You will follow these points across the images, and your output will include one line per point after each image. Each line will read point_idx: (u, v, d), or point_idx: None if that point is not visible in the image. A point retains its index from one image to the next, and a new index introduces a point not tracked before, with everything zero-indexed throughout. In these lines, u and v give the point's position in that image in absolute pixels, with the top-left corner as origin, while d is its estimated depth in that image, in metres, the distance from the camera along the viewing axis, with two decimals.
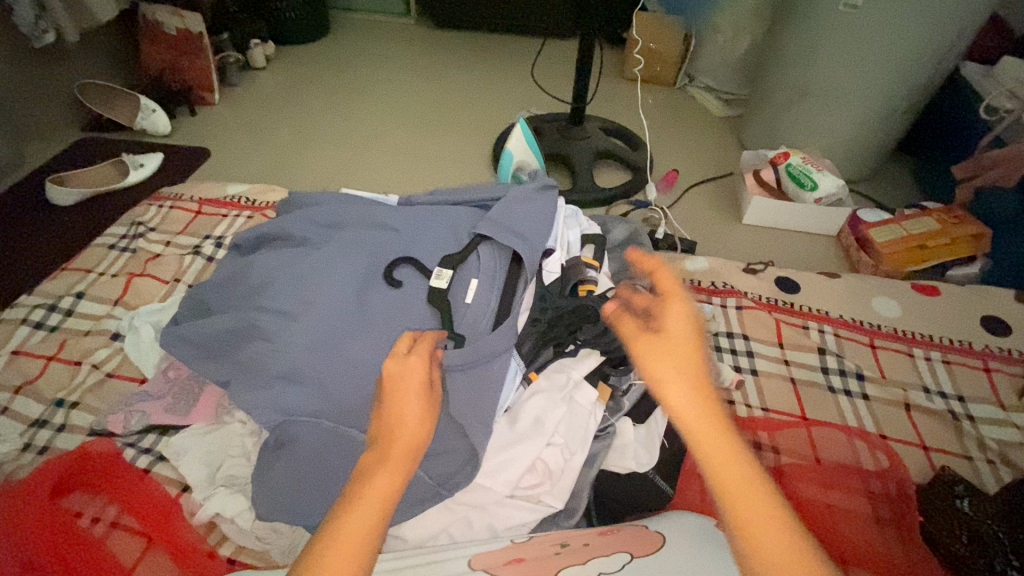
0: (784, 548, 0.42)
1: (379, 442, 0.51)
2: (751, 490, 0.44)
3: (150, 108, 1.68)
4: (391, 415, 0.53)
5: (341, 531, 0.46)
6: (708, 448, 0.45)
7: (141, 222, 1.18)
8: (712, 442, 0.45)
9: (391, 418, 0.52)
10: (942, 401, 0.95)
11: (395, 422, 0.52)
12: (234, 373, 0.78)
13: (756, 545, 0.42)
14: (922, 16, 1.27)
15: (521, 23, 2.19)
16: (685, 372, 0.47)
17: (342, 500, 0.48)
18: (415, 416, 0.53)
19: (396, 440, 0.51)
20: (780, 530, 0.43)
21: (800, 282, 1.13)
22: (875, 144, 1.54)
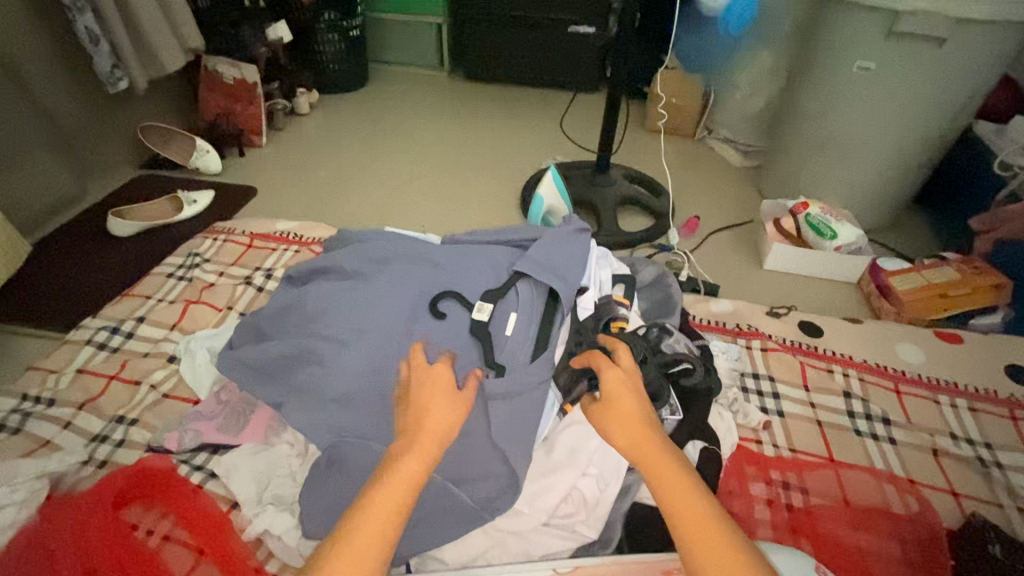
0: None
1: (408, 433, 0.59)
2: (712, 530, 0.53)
3: (205, 149, 1.82)
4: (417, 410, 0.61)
5: (367, 509, 0.52)
6: (672, 499, 0.56)
7: (196, 253, 1.27)
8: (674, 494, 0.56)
9: (418, 413, 0.61)
10: (970, 448, 0.96)
11: (422, 416, 0.60)
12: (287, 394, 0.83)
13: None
14: (933, 78, 1.35)
15: (547, 77, 2.33)
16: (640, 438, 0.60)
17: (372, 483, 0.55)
18: (441, 417, 0.61)
19: (423, 428, 0.59)
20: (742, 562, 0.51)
21: (823, 327, 1.16)
22: (892, 196, 1.60)
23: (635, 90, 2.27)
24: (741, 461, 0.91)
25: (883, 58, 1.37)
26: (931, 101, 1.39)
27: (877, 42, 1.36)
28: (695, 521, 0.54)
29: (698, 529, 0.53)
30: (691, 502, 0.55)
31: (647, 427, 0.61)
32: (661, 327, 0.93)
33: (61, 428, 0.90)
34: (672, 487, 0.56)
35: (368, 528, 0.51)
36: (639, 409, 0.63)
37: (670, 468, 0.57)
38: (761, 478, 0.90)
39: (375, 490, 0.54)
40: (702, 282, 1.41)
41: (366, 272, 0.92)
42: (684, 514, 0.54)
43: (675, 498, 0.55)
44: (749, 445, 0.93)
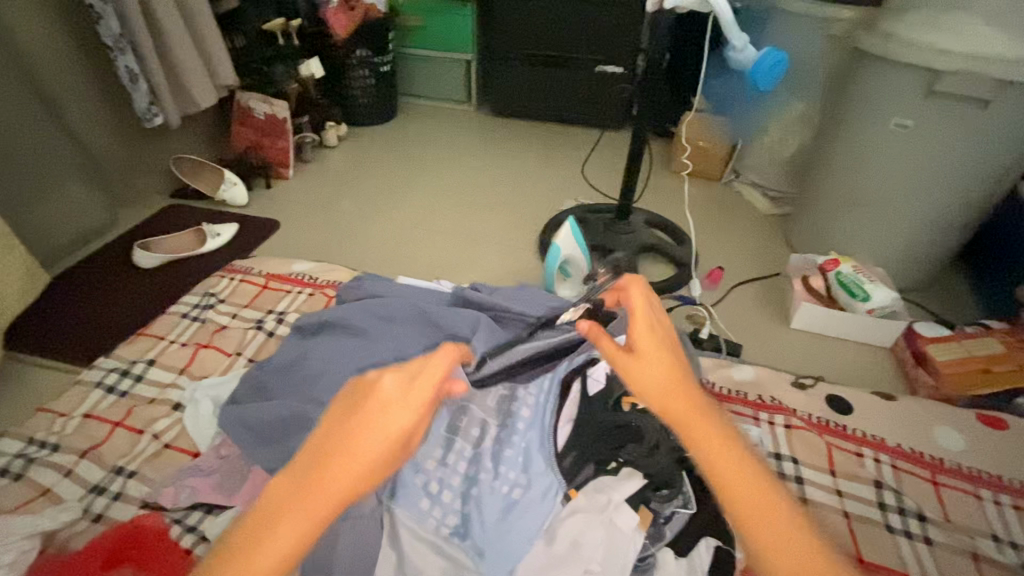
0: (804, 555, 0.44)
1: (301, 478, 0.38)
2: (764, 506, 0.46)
3: (232, 182, 1.85)
4: (341, 446, 0.39)
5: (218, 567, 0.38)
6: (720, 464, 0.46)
7: (212, 293, 1.28)
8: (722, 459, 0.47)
9: (335, 454, 0.39)
10: (1014, 553, 0.88)
11: (337, 461, 0.38)
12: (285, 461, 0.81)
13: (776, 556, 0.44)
14: (976, 139, 1.29)
15: (574, 115, 2.33)
16: (672, 392, 0.49)
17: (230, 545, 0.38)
18: (364, 459, 0.39)
19: (321, 480, 0.38)
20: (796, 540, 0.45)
21: (853, 403, 1.09)
22: (930, 256, 1.52)
23: (662, 131, 2.23)
24: None
25: (922, 117, 1.31)
26: (974, 162, 1.33)
27: (916, 100, 1.30)
28: (760, 511, 0.45)
29: (751, 504, 0.46)
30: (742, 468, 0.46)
31: (683, 381, 0.50)
32: None
33: (60, 476, 0.91)
34: (728, 471, 0.46)
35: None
36: (677, 367, 0.50)
37: (716, 434, 0.47)
38: None
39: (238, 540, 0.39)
40: (724, 340, 1.35)
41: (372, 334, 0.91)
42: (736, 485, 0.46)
43: (734, 484, 0.46)
44: None
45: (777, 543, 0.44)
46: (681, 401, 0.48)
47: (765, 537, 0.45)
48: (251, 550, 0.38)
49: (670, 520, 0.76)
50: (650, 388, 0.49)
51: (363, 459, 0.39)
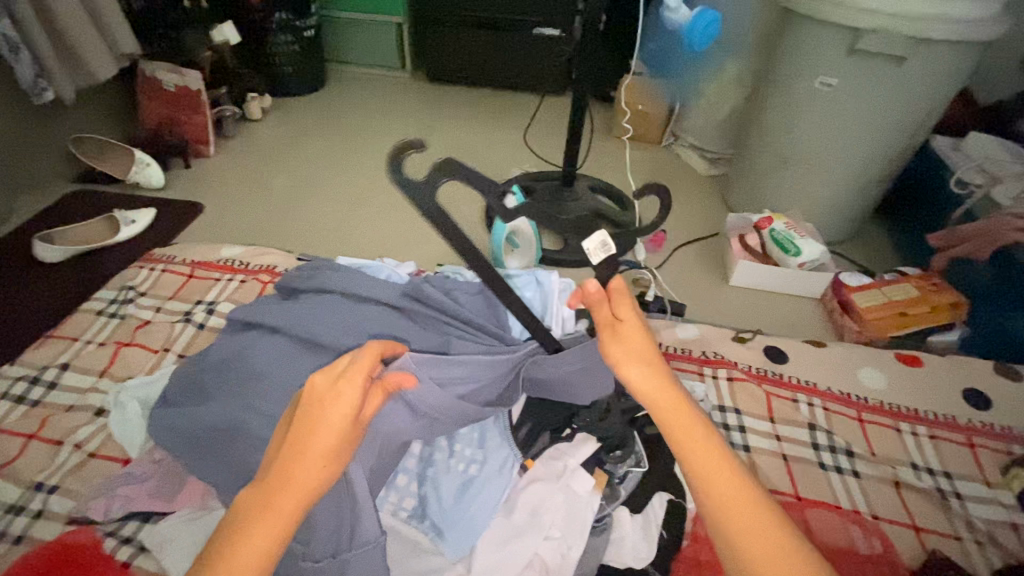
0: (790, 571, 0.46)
1: (268, 481, 0.47)
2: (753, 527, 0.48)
3: (145, 162, 1.69)
4: (294, 444, 0.48)
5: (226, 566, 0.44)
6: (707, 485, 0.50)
7: (131, 286, 1.17)
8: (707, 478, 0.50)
9: (291, 452, 0.47)
10: (930, 478, 0.97)
11: (294, 458, 0.47)
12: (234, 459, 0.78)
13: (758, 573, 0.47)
14: (893, 94, 1.36)
15: (514, 81, 2.27)
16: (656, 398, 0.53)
17: (221, 545, 0.46)
18: (320, 454, 0.47)
19: (287, 483, 0.46)
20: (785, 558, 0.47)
21: (787, 352, 1.15)
22: (853, 209, 1.61)
23: (602, 95, 2.22)
24: None
25: (845, 75, 1.37)
26: (892, 117, 1.40)
27: (838, 58, 1.35)
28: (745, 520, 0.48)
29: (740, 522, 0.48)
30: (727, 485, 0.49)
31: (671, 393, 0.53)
32: None
33: None
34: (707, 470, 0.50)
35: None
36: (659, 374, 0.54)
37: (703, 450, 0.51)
38: None
39: (229, 540, 0.46)
40: (670, 301, 1.38)
41: (309, 324, 0.84)
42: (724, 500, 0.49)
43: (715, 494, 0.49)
44: None
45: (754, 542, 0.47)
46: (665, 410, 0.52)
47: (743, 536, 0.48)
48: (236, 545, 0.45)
49: (624, 479, 0.79)
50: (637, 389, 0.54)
51: (315, 454, 0.47)
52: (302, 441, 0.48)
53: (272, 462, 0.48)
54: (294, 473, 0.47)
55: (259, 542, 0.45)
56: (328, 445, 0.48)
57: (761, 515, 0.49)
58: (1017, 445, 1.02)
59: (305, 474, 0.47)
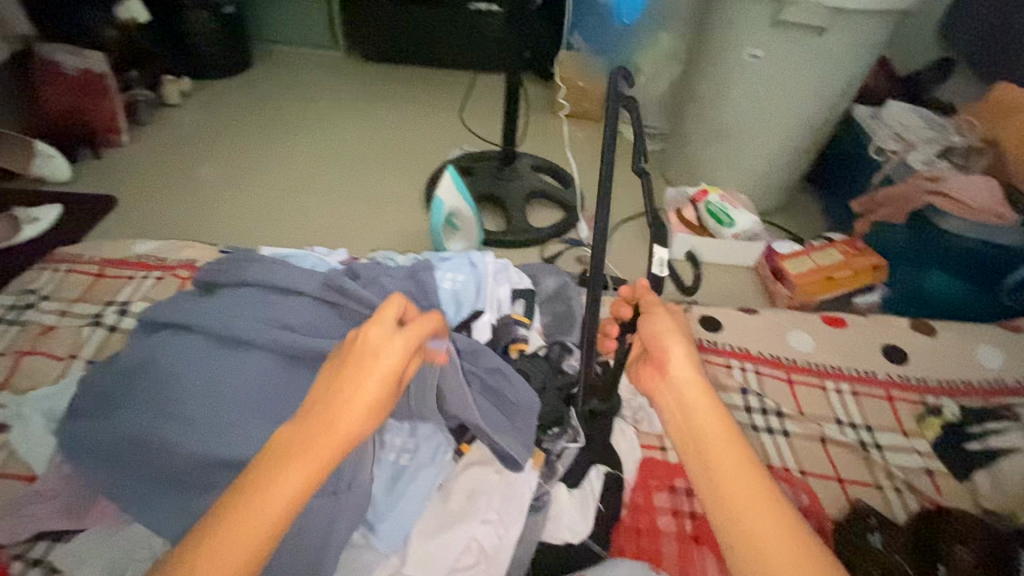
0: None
1: (309, 426, 0.49)
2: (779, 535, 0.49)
3: (49, 154, 1.55)
4: (341, 392, 0.51)
5: (249, 507, 0.45)
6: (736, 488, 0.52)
7: (32, 290, 1.07)
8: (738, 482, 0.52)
9: (339, 400, 0.50)
10: (853, 433, 1.03)
11: (340, 405, 0.50)
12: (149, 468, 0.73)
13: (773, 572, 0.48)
14: (815, 64, 1.39)
15: (453, 59, 2.20)
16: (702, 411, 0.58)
17: (246, 482, 0.47)
18: (365, 404, 0.50)
19: (326, 431, 0.49)
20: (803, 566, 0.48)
21: (721, 321, 1.18)
22: (784, 179, 1.66)
23: (542, 72, 2.19)
24: (649, 473, 0.91)
25: (771, 47, 1.39)
26: (815, 88, 1.44)
27: (764, 30, 1.37)
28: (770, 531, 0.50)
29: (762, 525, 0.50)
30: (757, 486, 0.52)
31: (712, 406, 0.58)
32: (563, 344, 0.90)
33: None
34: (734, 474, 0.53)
35: (240, 527, 0.45)
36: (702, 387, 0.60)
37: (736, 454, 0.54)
38: (664, 488, 0.90)
39: (258, 476, 0.47)
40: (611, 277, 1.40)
41: (224, 321, 0.79)
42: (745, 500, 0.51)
43: (736, 496, 0.52)
44: (653, 454, 0.93)
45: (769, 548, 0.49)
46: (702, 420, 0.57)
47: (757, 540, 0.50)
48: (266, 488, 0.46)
49: (561, 456, 0.79)
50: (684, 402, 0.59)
51: (359, 405, 0.50)
52: (350, 389, 0.51)
53: (316, 404, 0.51)
54: (338, 422, 0.49)
55: (286, 486, 0.46)
56: (370, 398, 0.51)
57: (781, 522, 0.50)
58: (931, 396, 1.09)
59: (346, 423, 0.49)
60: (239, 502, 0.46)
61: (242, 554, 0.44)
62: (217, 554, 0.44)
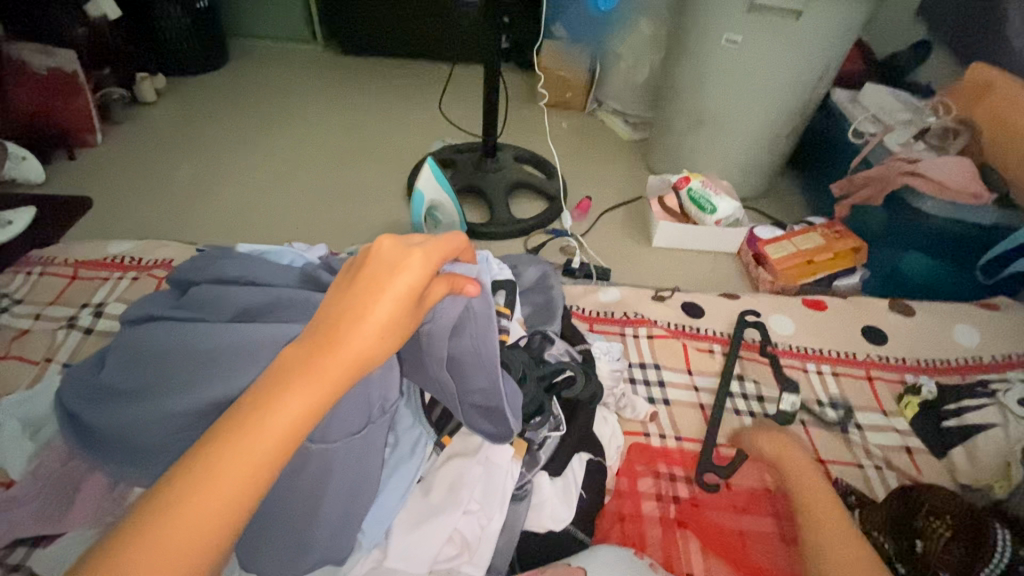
0: None
1: (319, 341, 0.42)
2: None
3: (19, 156, 1.52)
4: (352, 305, 0.43)
5: (243, 431, 0.38)
6: None
7: (4, 294, 1.05)
8: None
9: (349, 312, 0.43)
10: (834, 413, 1.04)
11: (350, 320, 0.42)
12: (130, 464, 0.73)
13: None
14: (793, 49, 1.39)
15: (432, 50, 2.18)
16: None
17: (242, 402, 0.39)
18: (381, 319, 0.43)
19: (336, 347, 0.41)
20: None
21: (704, 306, 1.18)
22: (765, 165, 1.66)
23: (523, 62, 2.17)
24: (632, 460, 0.92)
25: (749, 32, 1.39)
26: (794, 73, 1.44)
27: (741, 15, 1.37)
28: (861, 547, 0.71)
29: None
30: None
31: None
32: (543, 335, 0.90)
33: None
34: None
35: (233, 453, 0.37)
36: None
37: None
38: (648, 473, 0.91)
39: (254, 393, 0.40)
40: (595, 266, 1.40)
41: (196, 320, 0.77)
42: None
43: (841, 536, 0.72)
44: (636, 440, 0.94)
45: None
46: None
47: None
48: (263, 410, 0.38)
49: (543, 445, 0.79)
50: None
51: (374, 321, 0.43)
52: (361, 304, 0.43)
53: (323, 319, 0.43)
54: (349, 338, 0.42)
55: (290, 407, 0.39)
56: (386, 315, 0.43)
57: None
58: (909, 374, 1.10)
59: (361, 339, 0.42)
60: (227, 431, 0.38)
61: (239, 485, 0.36)
62: (201, 487, 0.36)
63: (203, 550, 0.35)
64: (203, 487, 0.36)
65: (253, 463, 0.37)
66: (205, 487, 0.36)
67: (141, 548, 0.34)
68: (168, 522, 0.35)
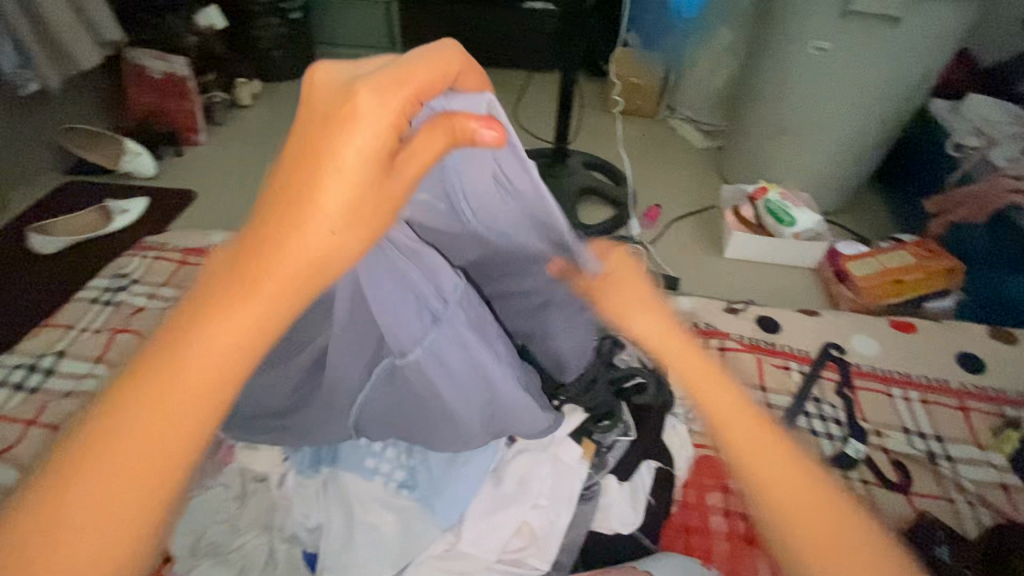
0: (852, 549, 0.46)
1: (265, 235, 0.37)
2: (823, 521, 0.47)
3: (136, 151, 1.69)
4: (306, 194, 0.38)
5: (202, 335, 0.35)
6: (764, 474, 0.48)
7: (124, 274, 1.18)
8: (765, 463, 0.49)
9: (306, 202, 0.37)
10: (923, 443, 0.97)
11: (311, 212, 0.38)
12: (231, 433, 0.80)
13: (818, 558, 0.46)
14: (889, 56, 1.32)
15: (505, 57, 2.23)
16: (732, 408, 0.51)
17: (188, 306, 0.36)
18: (341, 205, 0.38)
19: (290, 242, 0.37)
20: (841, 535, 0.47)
21: (780, 321, 1.14)
22: (850, 177, 1.58)
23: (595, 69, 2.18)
24: (701, 473, 0.90)
25: (840, 39, 1.33)
26: (887, 81, 1.37)
27: (832, 21, 1.32)
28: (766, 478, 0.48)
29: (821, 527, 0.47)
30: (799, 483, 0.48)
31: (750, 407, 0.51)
32: (614, 339, 0.90)
33: None
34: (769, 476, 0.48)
35: (195, 362, 0.35)
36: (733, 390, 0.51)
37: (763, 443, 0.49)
38: (717, 487, 0.89)
39: (208, 298, 0.36)
40: (664, 275, 1.38)
41: None
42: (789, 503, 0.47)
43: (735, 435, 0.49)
44: (706, 453, 0.92)
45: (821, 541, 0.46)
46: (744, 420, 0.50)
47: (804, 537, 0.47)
48: (214, 313, 0.35)
49: (612, 448, 0.79)
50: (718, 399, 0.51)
51: (332, 210, 0.38)
52: (316, 192, 0.38)
53: (270, 209, 0.38)
54: (302, 233, 0.37)
55: (249, 308, 0.35)
56: (345, 202, 0.38)
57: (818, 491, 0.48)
58: (1009, 407, 1.02)
59: (315, 233, 0.37)
60: (175, 341, 0.35)
61: (203, 385, 0.35)
62: (161, 393, 0.34)
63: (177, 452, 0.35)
64: (169, 389, 0.34)
65: (230, 358, 0.35)
66: (170, 387, 0.34)
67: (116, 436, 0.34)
68: (129, 431, 0.34)
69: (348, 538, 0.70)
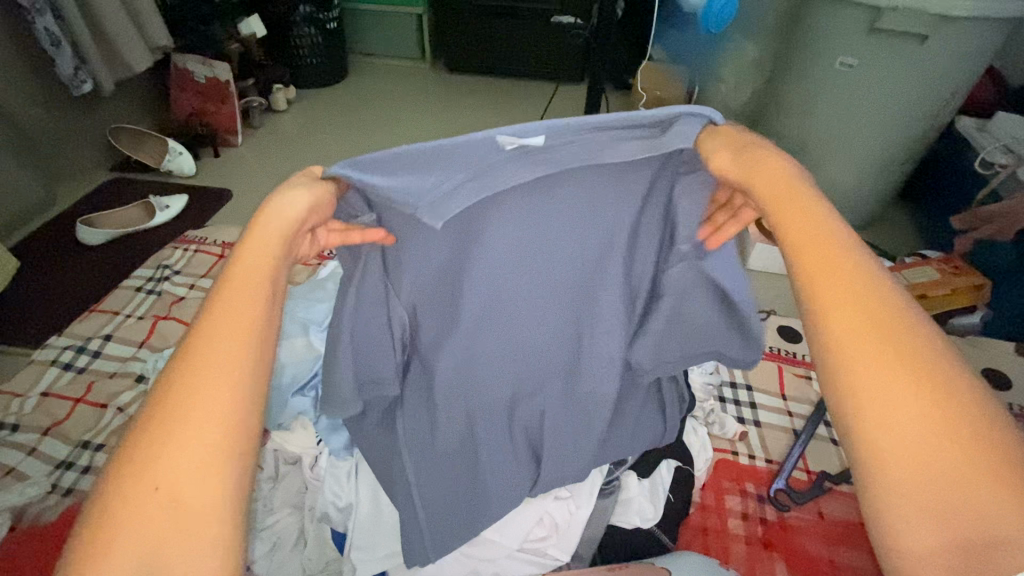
0: (949, 464, 0.31)
1: (210, 295, 0.39)
2: (916, 433, 0.32)
3: (177, 151, 1.76)
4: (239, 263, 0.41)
5: (187, 389, 0.35)
6: (862, 379, 0.34)
7: (166, 265, 1.23)
8: (870, 371, 0.34)
9: (237, 265, 0.41)
10: None
11: (236, 270, 0.40)
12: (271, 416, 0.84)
13: (910, 484, 0.32)
14: (916, 72, 1.33)
15: (532, 69, 2.28)
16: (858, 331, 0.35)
17: (165, 383, 0.36)
18: (258, 256, 0.41)
19: (233, 288, 0.39)
20: (948, 450, 0.31)
21: (801, 331, 1.15)
22: (874, 193, 1.58)
23: (619, 82, 2.21)
24: (719, 475, 0.92)
25: (866, 55, 1.35)
26: (914, 99, 1.38)
27: (858, 38, 1.33)
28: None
29: (922, 455, 0.32)
30: (910, 348, 0.34)
31: (864, 279, 0.37)
32: None
33: (24, 455, 0.88)
34: (882, 400, 0.33)
35: (192, 406, 0.34)
36: (847, 256, 0.38)
37: (900, 334, 0.34)
38: (735, 490, 0.90)
39: (182, 369, 0.36)
40: None
41: None
42: (892, 432, 0.32)
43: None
44: (725, 457, 0.94)
45: (916, 459, 0.32)
46: (839, 289, 0.36)
47: (901, 459, 0.32)
48: (195, 371, 0.35)
49: None
50: (840, 293, 0.36)
51: (257, 265, 0.41)
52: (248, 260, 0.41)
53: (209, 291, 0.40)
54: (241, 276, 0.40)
55: (226, 356, 0.36)
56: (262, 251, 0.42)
57: (931, 388, 0.33)
58: None
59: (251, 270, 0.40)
60: (162, 411, 0.34)
61: (210, 436, 0.34)
62: (168, 450, 0.33)
63: (208, 477, 0.33)
64: (176, 444, 0.33)
65: (219, 405, 0.35)
66: (177, 443, 0.33)
67: (128, 499, 0.32)
68: (138, 498, 0.32)
69: (377, 519, 0.73)
